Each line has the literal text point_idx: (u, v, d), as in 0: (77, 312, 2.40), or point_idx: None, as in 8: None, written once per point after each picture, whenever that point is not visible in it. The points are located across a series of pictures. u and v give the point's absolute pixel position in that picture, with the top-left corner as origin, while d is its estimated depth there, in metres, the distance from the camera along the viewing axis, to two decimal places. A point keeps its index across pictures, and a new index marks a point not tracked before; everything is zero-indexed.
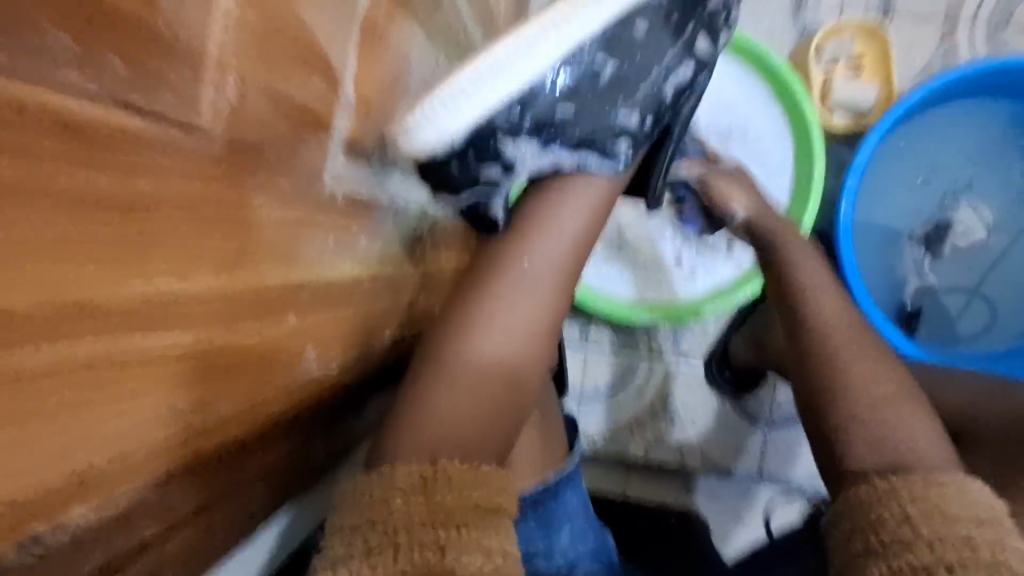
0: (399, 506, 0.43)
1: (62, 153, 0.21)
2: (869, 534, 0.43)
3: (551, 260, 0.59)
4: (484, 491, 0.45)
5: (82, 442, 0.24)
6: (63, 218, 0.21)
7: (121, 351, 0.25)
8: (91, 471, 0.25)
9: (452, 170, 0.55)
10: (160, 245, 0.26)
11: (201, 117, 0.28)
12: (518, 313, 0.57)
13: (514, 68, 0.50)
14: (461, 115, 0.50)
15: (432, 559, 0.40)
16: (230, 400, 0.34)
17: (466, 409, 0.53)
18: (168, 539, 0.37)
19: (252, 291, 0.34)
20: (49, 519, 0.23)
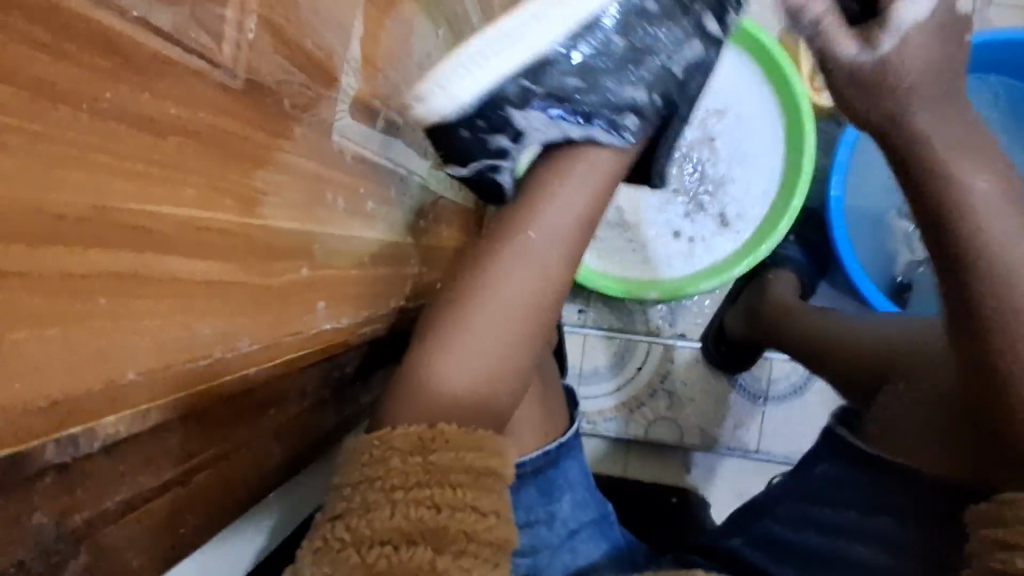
0: (396, 465, 0.42)
1: (103, 67, 0.23)
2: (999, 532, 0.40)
3: (558, 228, 0.55)
4: (481, 454, 0.44)
5: (107, 344, 0.26)
6: (88, 122, 0.23)
7: (149, 268, 0.27)
8: (117, 374, 0.26)
9: (463, 137, 0.53)
10: (188, 173, 0.28)
11: (221, 53, 0.30)
12: (522, 285, 0.54)
13: (524, 39, 0.50)
14: (469, 87, 0.49)
15: (427, 516, 0.40)
16: (246, 340, 0.35)
17: (465, 376, 0.51)
18: (188, 481, 0.37)
19: (265, 234, 0.35)
20: (80, 408, 0.25)
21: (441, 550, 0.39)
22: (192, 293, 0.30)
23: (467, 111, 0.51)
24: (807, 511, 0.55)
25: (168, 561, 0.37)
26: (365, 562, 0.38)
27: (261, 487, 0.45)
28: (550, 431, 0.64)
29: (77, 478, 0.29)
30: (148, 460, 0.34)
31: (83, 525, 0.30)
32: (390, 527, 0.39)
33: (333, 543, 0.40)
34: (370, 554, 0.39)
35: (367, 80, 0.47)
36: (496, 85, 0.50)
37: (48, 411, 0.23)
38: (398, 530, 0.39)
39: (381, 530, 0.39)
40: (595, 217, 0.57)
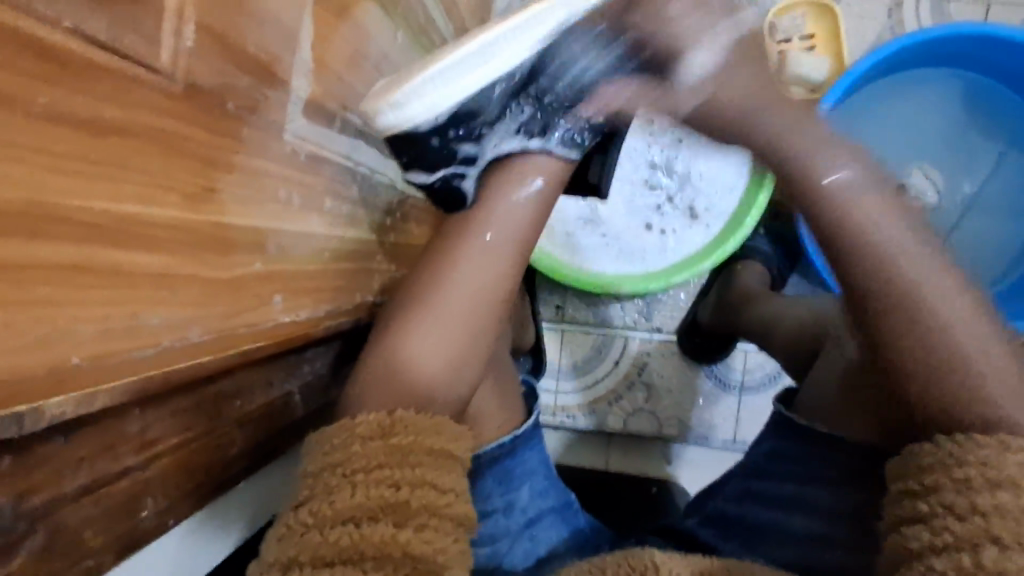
0: (356, 450, 0.43)
1: (38, 73, 0.25)
2: (919, 501, 0.42)
3: (512, 227, 0.57)
4: (439, 437, 0.46)
5: (47, 329, 0.28)
6: (24, 122, 0.25)
7: (91, 260, 0.29)
8: (57, 355, 0.28)
9: (432, 143, 0.53)
10: (127, 171, 0.31)
11: (160, 58, 0.32)
12: (475, 278, 0.56)
13: (496, 56, 0.49)
14: (448, 95, 0.50)
15: (388, 494, 0.41)
16: (197, 327, 0.37)
17: (431, 363, 0.53)
18: (147, 465, 0.39)
19: (209, 228, 0.38)
20: (26, 384, 0.27)
21: (402, 525, 0.40)
22: (135, 284, 0.32)
23: (440, 119, 0.51)
24: (752, 488, 0.61)
25: (130, 541, 0.39)
26: (327, 541, 0.39)
27: (225, 475, 0.47)
28: (502, 424, 0.65)
29: (34, 464, 0.31)
30: (106, 446, 0.35)
31: (42, 507, 0.32)
32: (352, 505, 0.41)
33: (296, 527, 0.41)
34: (333, 532, 0.40)
35: (320, 82, 0.48)
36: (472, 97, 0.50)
37: None
38: (361, 508, 0.41)
39: (344, 509, 0.41)
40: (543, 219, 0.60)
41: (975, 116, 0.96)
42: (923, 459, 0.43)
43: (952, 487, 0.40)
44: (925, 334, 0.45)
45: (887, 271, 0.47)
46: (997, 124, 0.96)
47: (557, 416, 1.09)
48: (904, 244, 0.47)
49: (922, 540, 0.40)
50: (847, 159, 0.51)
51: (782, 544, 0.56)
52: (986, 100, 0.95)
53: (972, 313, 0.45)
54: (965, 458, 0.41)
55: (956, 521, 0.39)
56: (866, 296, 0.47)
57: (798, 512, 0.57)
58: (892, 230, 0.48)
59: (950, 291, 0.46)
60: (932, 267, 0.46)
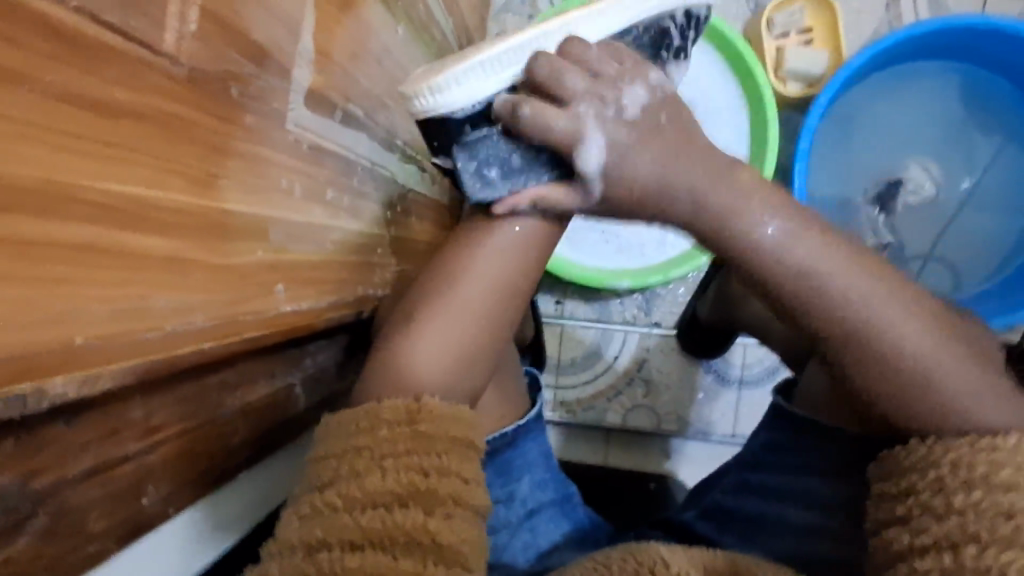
0: (383, 435, 0.43)
1: (52, 53, 0.26)
2: (898, 503, 0.44)
3: (539, 217, 0.58)
4: (462, 426, 0.46)
5: (59, 307, 0.28)
6: (37, 99, 0.25)
7: (100, 240, 0.29)
8: (70, 334, 0.29)
9: (465, 133, 0.51)
10: (137, 153, 0.31)
11: (166, 41, 0.32)
12: (498, 267, 0.56)
13: (539, 52, 0.51)
14: (493, 85, 0.50)
15: (418, 480, 0.41)
16: (203, 311, 0.38)
17: (448, 350, 0.53)
18: (152, 453, 0.39)
19: (213, 212, 0.38)
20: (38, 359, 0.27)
21: (432, 512, 0.40)
22: (142, 266, 0.32)
23: (480, 109, 0.51)
24: (751, 480, 0.61)
25: (133, 529, 0.38)
26: (359, 524, 0.39)
27: (225, 467, 0.47)
28: (506, 413, 0.65)
29: (40, 446, 0.31)
30: (111, 431, 0.36)
31: (48, 488, 0.32)
32: (382, 491, 0.41)
33: (323, 509, 0.41)
34: (364, 516, 0.40)
35: (321, 72, 0.48)
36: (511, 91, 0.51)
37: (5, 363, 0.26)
38: (391, 493, 0.41)
39: (376, 493, 0.41)
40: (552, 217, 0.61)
41: (975, 109, 0.96)
42: (897, 465, 0.45)
43: (927, 489, 0.43)
44: (887, 366, 0.45)
45: (844, 321, 0.46)
46: (997, 118, 0.96)
47: (556, 411, 1.09)
48: (852, 290, 0.46)
49: (902, 540, 0.42)
50: (770, 211, 0.49)
51: (778, 533, 0.57)
52: (986, 93, 0.95)
53: (932, 340, 0.45)
54: (938, 460, 0.43)
55: (933, 522, 0.41)
56: (827, 344, 0.47)
57: (796, 502, 0.57)
58: (839, 278, 0.46)
59: (914, 326, 0.45)
60: (887, 294, 0.46)
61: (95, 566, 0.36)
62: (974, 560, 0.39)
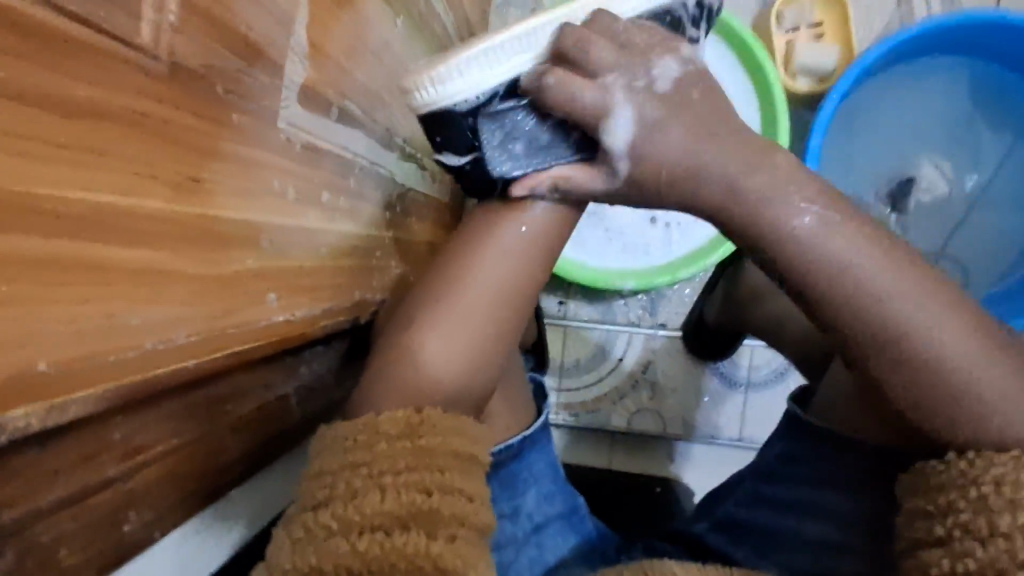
0: (382, 449, 0.41)
1: (4, 47, 0.23)
2: (935, 522, 0.41)
3: (541, 219, 0.54)
4: (463, 439, 0.44)
5: (19, 329, 0.25)
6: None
7: (66, 252, 0.27)
8: (34, 357, 0.26)
9: (468, 126, 0.50)
10: (107, 157, 0.28)
11: (140, 35, 0.29)
12: (497, 272, 0.53)
13: (539, 42, 0.49)
14: (492, 77, 0.48)
15: (419, 499, 0.39)
16: (188, 324, 0.35)
17: (456, 355, 0.51)
18: (135, 474, 0.37)
19: (199, 219, 0.35)
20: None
21: (434, 534, 0.38)
22: (116, 281, 0.30)
23: (483, 99, 0.49)
24: (765, 493, 0.59)
25: (113, 557, 0.36)
26: (355, 548, 0.37)
27: (216, 485, 0.44)
28: (511, 423, 0.62)
29: (7, 476, 0.29)
30: (88, 456, 0.33)
31: (13, 523, 0.29)
32: (382, 511, 0.38)
33: (318, 531, 0.38)
34: (361, 540, 0.37)
35: (316, 68, 0.46)
36: (511, 84, 0.49)
37: None
38: (391, 514, 0.38)
39: (372, 514, 0.38)
40: (564, 224, 0.56)
41: (989, 105, 0.94)
42: (935, 481, 0.42)
43: (968, 507, 0.40)
44: (928, 370, 0.42)
45: (882, 321, 0.43)
46: (1012, 114, 0.93)
47: (560, 415, 1.06)
48: (887, 287, 0.44)
49: (939, 564, 0.40)
50: (804, 197, 0.47)
51: (797, 550, 0.55)
52: (1000, 90, 0.93)
53: (965, 340, 0.42)
54: (978, 478, 0.40)
55: (977, 546, 0.39)
56: (859, 347, 0.45)
57: (810, 517, 0.55)
58: (872, 274, 0.44)
59: (950, 323, 0.43)
60: (924, 294, 0.44)
61: None
62: None
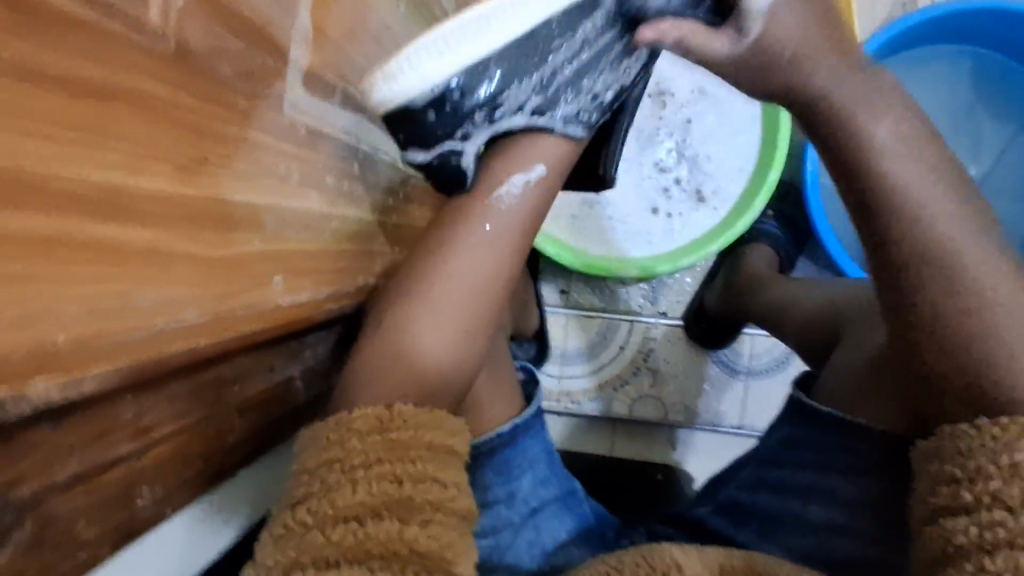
0: (354, 445, 0.40)
1: (18, 25, 0.24)
2: (962, 489, 0.39)
3: (515, 212, 0.54)
4: (439, 432, 0.43)
5: (30, 305, 0.26)
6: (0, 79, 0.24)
7: (77, 232, 0.28)
8: (46, 329, 0.27)
9: (429, 119, 0.51)
10: (116, 138, 0.29)
11: (147, 15, 0.30)
12: (477, 262, 0.53)
13: (494, 27, 0.49)
14: (439, 68, 0.49)
15: (391, 490, 0.39)
16: (195, 303, 0.36)
17: (445, 343, 0.50)
18: (147, 450, 0.37)
19: (205, 202, 0.36)
20: (10, 358, 0.25)
21: (407, 522, 0.38)
22: (126, 260, 0.31)
23: (436, 92, 0.50)
24: (766, 476, 0.59)
25: (126, 532, 0.37)
26: (330, 540, 0.37)
27: (224, 464, 0.45)
28: (500, 416, 0.63)
29: (20, 452, 0.30)
30: (98, 433, 0.34)
31: (30, 497, 0.30)
32: (354, 503, 0.38)
33: (295, 527, 0.38)
34: (334, 532, 0.37)
35: (318, 52, 0.47)
36: (461, 75, 0.50)
37: None
38: (363, 505, 0.38)
39: (345, 507, 0.38)
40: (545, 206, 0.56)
41: (990, 94, 0.93)
42: (961, 445, 0.40)
43: (998, 476, 0.38)
44: (956, 297, 0.42)
45: (922, 238, 0.44)
46: (1009, 107, 0.93)
47: (562, 402, 1.07)
48: (943, 213, 0.44)
49: (968, 531, 0.38)
50: (890, 112, 0.46)
51: (796, 532, 0.55)
52: (1002, 78, 0.92)
53: (1000, 280, 0.42)
54: (1010, 444, 0.38)
55: (1006, 517, 0.37)
56: (898, 265, 0.44)
57: (811, 500, 0.56)
58: (926, 199, 0.44)
59: (986, 262, 0.43)
60: (968, 231, 0.44)
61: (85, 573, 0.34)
62: None
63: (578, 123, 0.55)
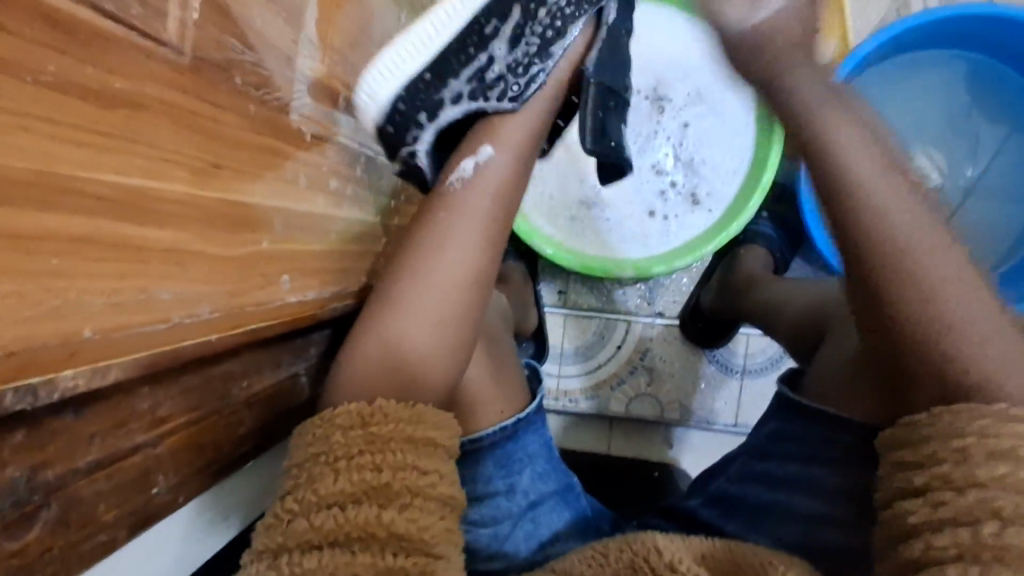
0: (337, 440, 0.42)
1: (49, 43, 0.27)
2: (914, 474, 0.40)
3: (490, 188, 0.52)
4: (421, 425, 0.43)
5: (64, 297, 0.28)
6: (33, 93, 0.26)
7: (100, 231, 0.30)
8: (75, 320, 0.29)
9: (388, 133, 0.54)
10: (136, 144, 0.31)
11: (165, 30, 0.33)
12: (452, 245, 0.50)
13: (424, 37, 0.53)
14: (386, 84, 0.52)
15: (370, 477, 0.40)
16: (209, 298, 0.38)
17: (423, 334, 0.49)
18: (161, 439, 0.39)
19: (218, 204, 0.38)
20: (44, 346, 0.27)
21: (385, 506, 0.40)
22: (144, 259, 0.33)
23: (389, 108, 0.53)
24: (755, 469, 0.61)
25: (143, 517, 0.39)
26: (313, 526, 0.39)
27: (234, 456, 0.47)
28: (507, 408, 0.65)
29: (48, 437, 0.32)
30: (117, 423, 0.36)
31: (55, 480, 0.32)
32: (335, 491, 0.40)
33: (283, 516, 0.40)
34: (317, 517, 0.39)
35: (324, 61, 0.49)
36: (409, 88, 0.53)
37: (5, 357, 0.26)
38: (343, 492, 0.40)
39: (328, 494, 0.40)
40: (514, 189, 0.53)
41: (981, 97, 0.95)
42: (918, 431, 0.40)
43: (948, 460, 0.38)
44: (912, 283, 0.41)
45: (873, 227, 0.43)
46: (1006, 111, 0.95)
47: (560, 400, 1.09)
48: (897, 206, 0.43)
49: (918, 513, 0.38)
50: (844, 114, 0.47)
51: (783, 522, 0.57)
52: (992, 80, 0.94)
53: (960, 277, 0.42)
54: (961, 429, 0.39)
55: (954, 495, 0.37)
56: (860, 260, 0.43)
57: (797, 492, 0.57)
58: (881, 189, 0.44)
59: (945, 256, 0.42)
60: (924, 224, 0.43)
61: (105, 555, 0.36)
62: (994, 538, 0.35)
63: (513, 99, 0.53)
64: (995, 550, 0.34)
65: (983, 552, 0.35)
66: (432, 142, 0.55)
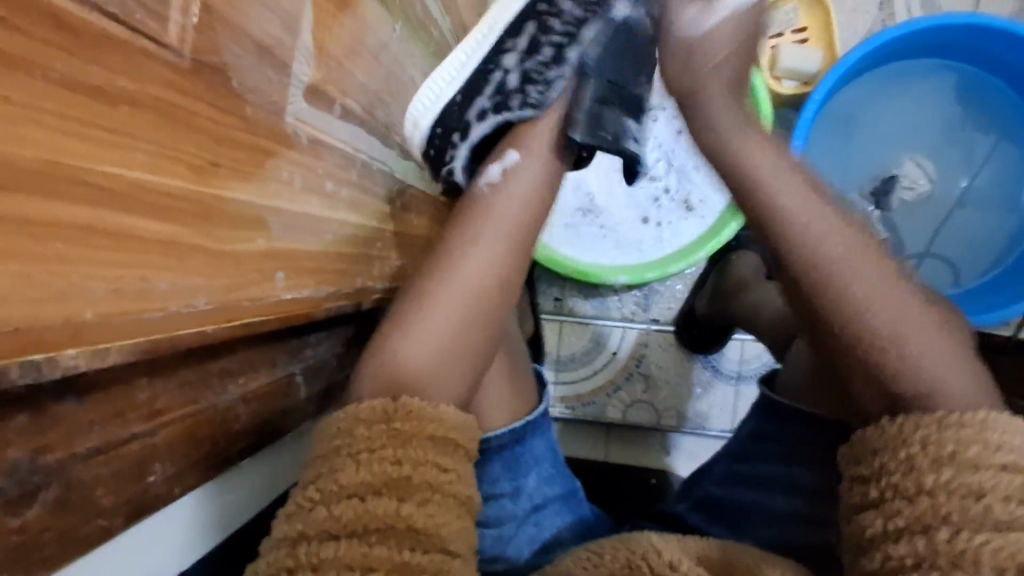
0: (360, 430, 0.43)
1: (60, 43, 0.28)
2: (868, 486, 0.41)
3: (519, 196, 0.57)
4: (439, 425, 0.44)
5: (68, 281, 0.30)
6: (43, 88, 0.28)
7: (101, 221, 0.31)
8: (77, 305, 0.30)
9: (429, 154, 0.64)
10: (138, 139, 0.33)
11: (166, 33, 0.35)
12: (482, 248, 0.54)
13: (450, 68, 0.64)
14: (421, 111, 0.63)
15: (391, 470, 0.41)
16: (206, 291, 0.39)
17: (446, 329, 0.51)
18: (158, 430, 0.40)
19: (215, 200, 0.39)
20: (49, 327, 0.29)
21: (406, 498, 0.40)
22: (144, 249, 0.34)
23: (428, 133, 0.63)
24: (738, 469, 0.62)
25: (139, 505, 0.40)
26: (333, 515, 0.39)
27: (230, 452, 0.48)
28: (517, 408, 0.66)
29: (49, 422, 0.33)
30: (116, 412, 0.37)
31: (55, 464, 0.33)
32: (357, 481, 0.41)
33: (305, 503, 0.41)
34: (338, 506, 0.40)
35: (321, 68, 0.51)
36: (439, 117, 0.63)
37: (9, 335, 0.27)
38: (365, 483, 0.41)
39: (350, 484, 0.41)
40: (536, 192, 0.57)
41: (967, 105, 0.97)
42: (871, 446, 0.42)
43: (898, 470, 0.40)
44: (858, 295, 0.46)
45: (819, 239, 0.48)
46: (991, 118, 0.97)
47: (557, 407, 1.10)
48: (835, 218, 0.49)
49: (875, 526, 0.39)
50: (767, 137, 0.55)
51: (767, 520, 0.57)
52: (979, 89, 0.96)
53: (897, 291, 0.47)
54: (908, 437, 0.41)
55: (906, 504, 0.39)
56: (818, 267, 0.48)
57: (780, 492, 0.58)
58: (816, 203, 0.50)
59: (881, 276, 0.47)
60: (862, 236, 0.49)
61: (102, 541, 0.37)
62: (947, 545, 0.36)
63: (533, 106, 0.60)
64: (950, 556, 0.36)
65: (939, 559, 0.36)
66: (467, 158, 0.62)
